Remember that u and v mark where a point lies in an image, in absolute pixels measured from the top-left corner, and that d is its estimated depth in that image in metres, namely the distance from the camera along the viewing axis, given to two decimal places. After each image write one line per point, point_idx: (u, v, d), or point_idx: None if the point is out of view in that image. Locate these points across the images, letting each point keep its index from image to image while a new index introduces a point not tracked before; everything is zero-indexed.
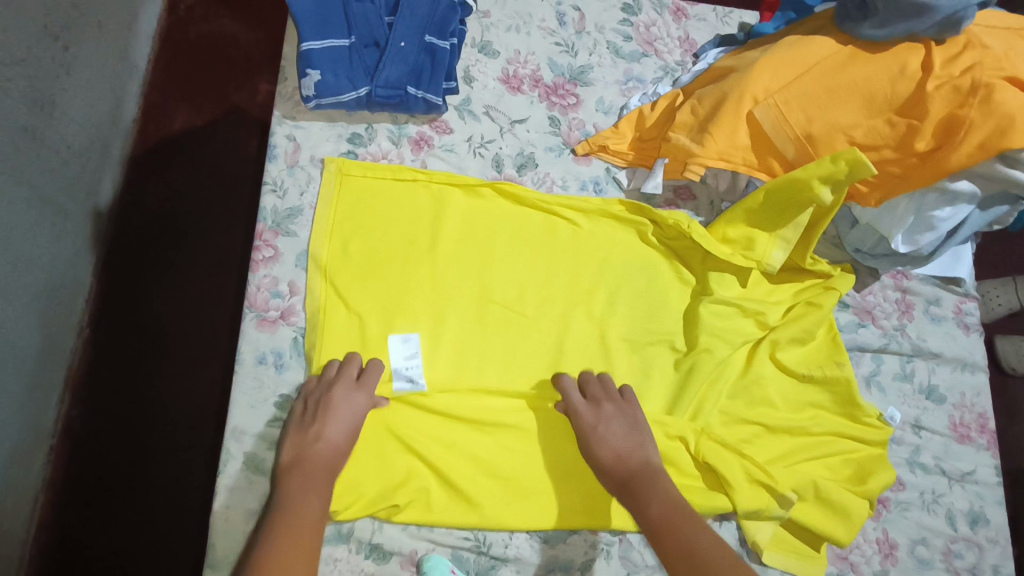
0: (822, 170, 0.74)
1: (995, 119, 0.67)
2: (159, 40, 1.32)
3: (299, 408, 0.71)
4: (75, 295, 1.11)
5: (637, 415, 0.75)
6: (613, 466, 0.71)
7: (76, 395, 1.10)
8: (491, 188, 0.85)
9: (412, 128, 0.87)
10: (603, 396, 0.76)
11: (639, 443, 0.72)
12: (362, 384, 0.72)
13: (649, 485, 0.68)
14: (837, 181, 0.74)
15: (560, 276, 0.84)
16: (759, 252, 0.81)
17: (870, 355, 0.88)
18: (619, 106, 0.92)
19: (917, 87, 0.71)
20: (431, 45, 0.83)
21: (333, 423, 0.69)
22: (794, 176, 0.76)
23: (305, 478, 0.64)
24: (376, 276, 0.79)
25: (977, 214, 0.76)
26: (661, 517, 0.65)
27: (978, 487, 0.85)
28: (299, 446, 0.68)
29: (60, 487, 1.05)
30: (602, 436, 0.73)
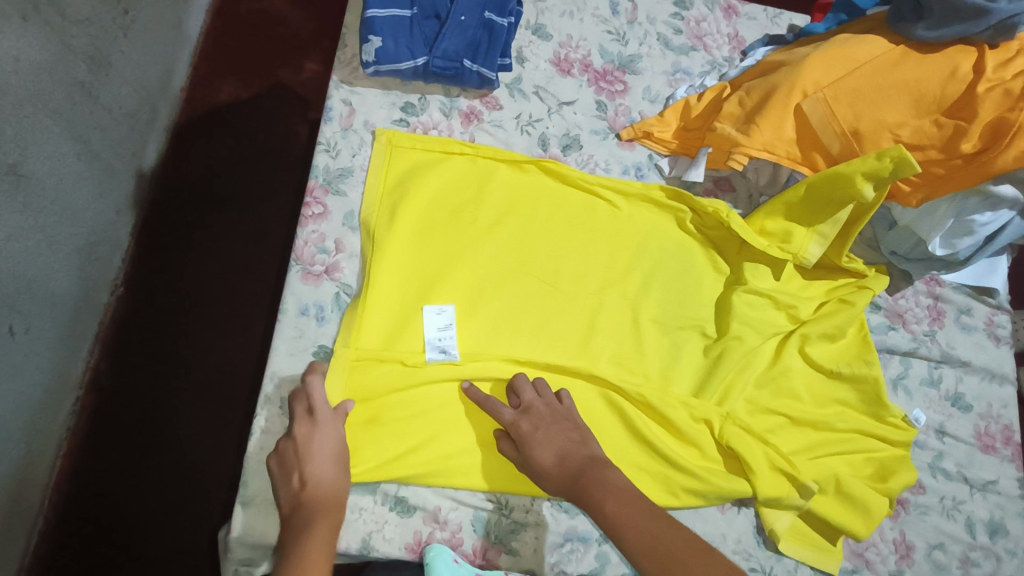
0: (866, 166, 0.75)
1: None
2: (214, 11, 1.37)
3: (276, 462, 0.68)
4: (114, 249, 1.14)
5: (572, 414, 0.76)
6: (555, 468, 0.71)
7: (105, 349, 1.12)
8: (537, 165, 0.87)
9: (463, 102, 0.89)
10: (537, 400, 0.75)
11: (577, 439, 0.73)
12: (325, 417, 0.70)
13: (596, 479, 0.69)
14: (880, 179, 0.75)
15: (595, 258, 0.85)
16: (796, 246, 0.82)
17: (899, 359, 0.88)
18: (666, 96, 0.93)
19: (966, 90, 0.73)
20: (489, 21, 0.85)
21: (312, 466, 0.66)
22: (837, 172, 0.77)
23: (304, 522, 0.63)
24: (421, 243, 0.82)
25: (1017, 222, 0.77)
26: (619, 511, 0.66)
27: (999, 497, 0.85)
28: (291, 496, 0.66)
29: (84, 436, 1.07)
30: (539, 442, 0.72)
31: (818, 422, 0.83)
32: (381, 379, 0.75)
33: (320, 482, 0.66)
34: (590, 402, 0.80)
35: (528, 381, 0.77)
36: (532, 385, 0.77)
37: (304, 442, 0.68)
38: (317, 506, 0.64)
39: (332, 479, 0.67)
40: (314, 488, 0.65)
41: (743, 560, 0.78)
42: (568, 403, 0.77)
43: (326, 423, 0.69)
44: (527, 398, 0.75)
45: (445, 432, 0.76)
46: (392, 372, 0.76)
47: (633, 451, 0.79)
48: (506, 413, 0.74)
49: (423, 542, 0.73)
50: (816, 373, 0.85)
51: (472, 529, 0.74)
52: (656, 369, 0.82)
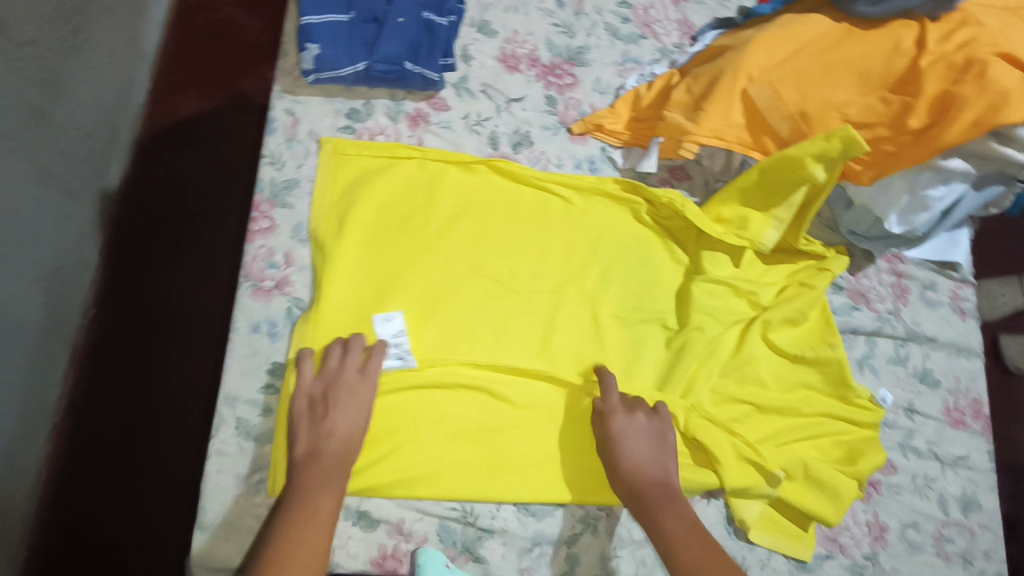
0: (816, 147, 0.74)
1: (989, 95, 0.65)
2: (170, 24, 1.34)
3: (304, 404, 0.70)
4: (81, 272, 1.12)
5: (665, 430, 0.75)
6: (635, 470, 0.72)
7: (81, 372, 1.11)
8: (487, 165, 0.85)
9: (409, 104, 0.87)
10: (639, 405, 0.76)
11: (659, 458, 0.73)
12: (366, 381, 0.72)
13: (666, 504, 0.70)
14: (830, 160, 0.74)
15: (552, 255, 0.83)
16: (752, 232, 0.81)
17: (864, 339, 0.87)
18: (616, 87, 0.92)
19: (910, 64, 0.71)
20: (428, 21, 0.83)
21: (343, 419, 0.70)
22: (788, 155, 0.76)
23: (321, 472, 0.66)
24: (373, 249, 0.81)
25: (971, 194, 0.76)
26: (678, 535, 0.67)
27: (971, 472, 0.85)
28: (313, 440, 0.68)
29: (62, 462, 1.05)
30: (627, 446, 0.73)
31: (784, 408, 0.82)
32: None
33: (343, 441, 0.69)
34: (551, 401, 0.79)
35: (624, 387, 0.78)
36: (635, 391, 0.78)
37: (337, 394, 0.71)
38: (334, 462, 0.67)
39: (355, 440, 0.70)
40: (333, 443, 0.68)
41: None
42: (665, 414, 0.77)
43: (363, 385, 0.72)
44: (632, 401, 0.77)
45: (404, 444, 0.74)
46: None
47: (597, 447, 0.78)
48: (605, 408, 0.75)
49: (389, 555, 0.72)
50: (780, 358, 0.84)
51: (439, 539, 0.73)
52: (619, 365, 0.81)
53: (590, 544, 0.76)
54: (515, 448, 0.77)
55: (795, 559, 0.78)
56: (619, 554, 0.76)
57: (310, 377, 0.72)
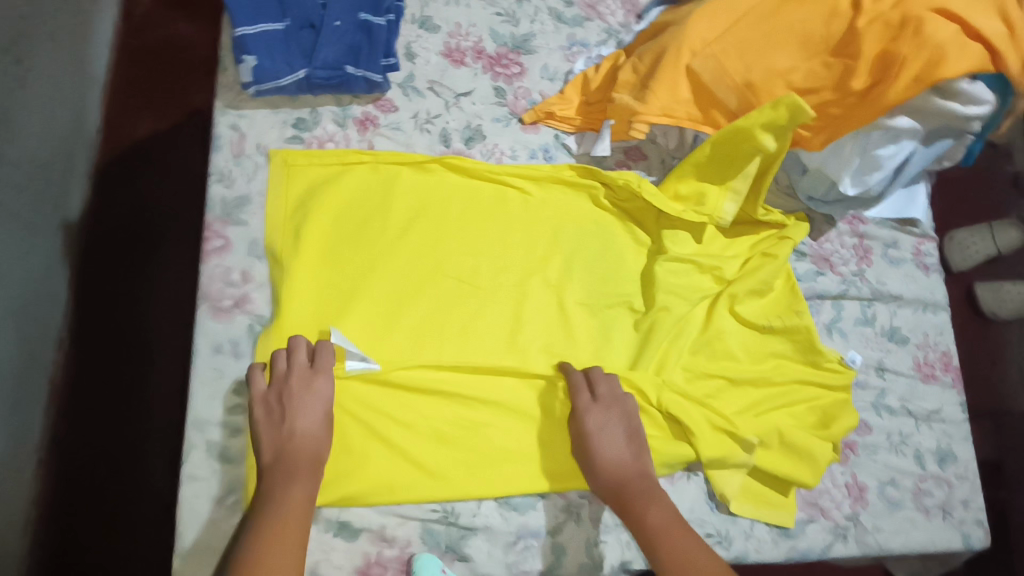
0: (763, 117, 0.73)
1: (927, 50, 0.65)
2: (117, 44, 1.28)
3: (263, 411, 0.70)
4: (52, 306, 1.07)
5: (630, 418, 0.75)
6: (609, 467, 0.72)
7: (60, 405, 1.06)
8: (440, 163, 0.84)
9: (356, 109, 0.85)
10: (610, 396, 0.75)
11: (626, 450, 0.73)
12: (320, 380, 0.72)
13: (646, 496, 0.70)
14: (779, 128, 0.74)
15: (513, 248, 0.83)
16: (710, 206, 0.81)
17: (831, 303, 0.88)
18: (565, 71, 0.91)
19: (848, 26, 0.71)
20: (366, 22, 0.80)
21: (303, 422, 0.69)
22: (737, 127, 0.75)
23: (285, 476, 0.66)
24: (330, 259, 0.79)
25: (921, 151, 0.77)
26: (662, 526, 0.68)
27: (944, 425, 0.86)
28: (275, 446, 0.68)
29: (52, 500, 1.02)
30: (601, 441, 0.73)
31: (758, 379, 0.82)
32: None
33: (308, 441, 0.69)
34: (525, 396, 0.79)
35: (602, 374, 0.77)
36: (607, 383, 0.77)
37: (292, 398, 0.70)
38: (300, 464, 0.67)
39: (319, 439, 0.70)
40: (296, 445, 0.68)
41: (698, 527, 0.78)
42: (632, 404, 0.76)
43: (319, 385, 0.71)
44: (602, 393, 0.76)
45: (378, 450, 0.74)
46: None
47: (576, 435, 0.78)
48: (581, 401, 0.75)
49: (373, 563, 0.72)
50: (750, 330, 0.84)
51: (422, 542, 0.73)
52: (589, 351, 0.81)
53: (574, 532, 0.76)
54: (491, 445, 0.76)
55: (777, 527, 0.79)
56: (603, 540, 0.76)
57: (264, 386, 0.71)
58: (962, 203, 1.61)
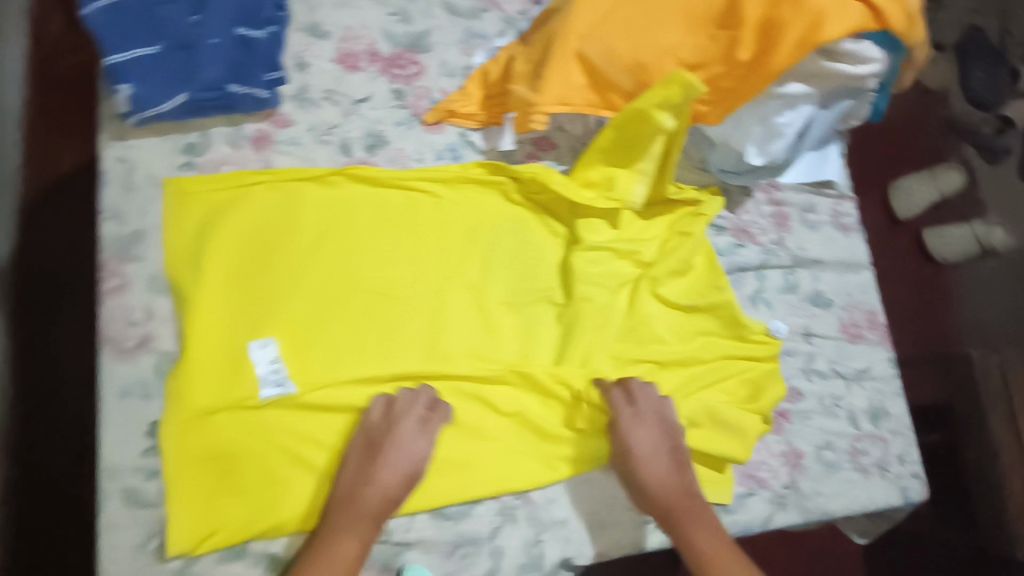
0: (657, 96, 0.72)
1: (806, 15, 0.64)
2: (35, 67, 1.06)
3: (361, 445, 0.72)
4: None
5: (677, 438, 0.77)
6: (660, 485, 0.74)
7: None
8: (343, 175, 0.81)
9: (250, 127, 0.82)
10: (648, 413, 0.76)
11: (679, 471, 0.76)
12: (423, 431, 0.73)
13: (693, 520, 0.72)
14: (676, 105, 0.72)
15: (427, 254, 0.80)
16: (620, 191, 0.80)
17: (754, 274, 0.88)
18: (464, 67, 0.88)
19: None
20: (243, 37, 0.77)
21: (389, 467, 0.71)
22: (634, 109, 0.74)
23: (353, 518, 0.69)
24: (235, 284, 0.77)
25: (820, 114, 0.76)
26: (709, 552, 0.70)
27: (875, 382, 0.87)
28: (352, 485, 0.70)
29: None
30: (648, 462, 0.75)
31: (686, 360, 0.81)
32: (225, 438, 0.72)
33: (386, 493, 0.70)
34: (451, 403, 0.77)
35: (659, 398, 0.78)
36: (645, 395, 0.77)
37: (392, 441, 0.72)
38: (372, 510, 0.69)
39: (401, 490, 0.71)
40: (379, 492, 0.70)
41: (636, 514, 0.78)
42: (671, 415, 0.77)
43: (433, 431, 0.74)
44: (643, 408, 0.76)
45: (301, 476, 0.73)
46: (231, 424, 0.73)
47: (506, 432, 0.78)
48: (624, 417, 0.76)
49: None
50: (676, 311, 0.83)
51: None
52: (513, 351, 0.80)
53: (512, 533, 0.75)
54: (421, 458, 0.75)
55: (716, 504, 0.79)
56: (543, 538, 0.76)
57: (376, 419, 0.74)
58: (902, 151, 1.60)
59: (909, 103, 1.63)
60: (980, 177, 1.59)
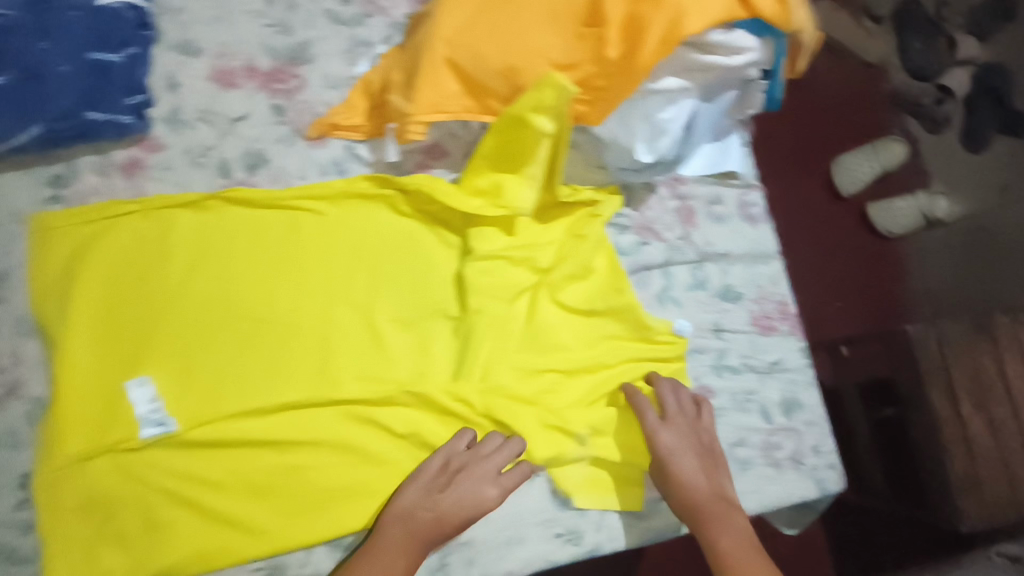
0: (531, 99, 0.69)
1: (667, 9, 0.63)
2: None
3: (437, 465, 0.74)
4: None
5: (713, 444, 0.79)
6: (696, 486, 0.75)
7: None
8: (220, 198, 0.78)
9: (119, 153, 0.78)
10: (681, 415, 0.78)
11: (715, 475, 0.77)
12: (491, 462, 0.74)
13: (719, 519, 0.73)
14: (549, 109, 0.69)
15: (310, 278, 0.78)
16: (509, 198, 0.76)
17: (659, 272, 0.85)
18: (348, 77, 0.84)
19: None
20: (96, 61, 0.74)
21: (455, 493, 0.72)
22: (511, 114, 0.71)
23: (400, 538, 0.69)
24: (106, 321, 0.74)
25: (705, 107, 0.75)
26: (733, 552, 0.71)
27: (789, 374, 0.85)
28: (414, 504, 0.72)
29: None
30: (681, 460, 0.75)
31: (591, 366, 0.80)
32: (101, 483, 0.70)
33: (440, 520, 0.71)
34: (344, 426, 0.76)
35: (664, 381, 0.80)
36: (679, 396, 0.79)
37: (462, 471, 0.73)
38: (423, 534, 0.70)
39: (473, 513, 0.72)
40: (438, 516, 0.71)
41: (547, 528, 0.77)
42: (706, 419, 0.79)
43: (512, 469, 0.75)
44: (689, 409, 0.79)
45: (186, 514, 0.72)
46: (107, 467, 0.70)
47: (403, 454, 0.77)
48: (649, 420, 0.77)
49: None
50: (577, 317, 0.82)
51: None
52: (409, 370, 0.78)
53: None
54: (309, 485, 0.74)
55: (628, 511, 0.79)
56: (448, 560, 0.75)
57: (459, 447, 0.75)
58: (844, 127, 1.57)
59: (850, 77, 1.60)
60: (923, 148, 1.58)
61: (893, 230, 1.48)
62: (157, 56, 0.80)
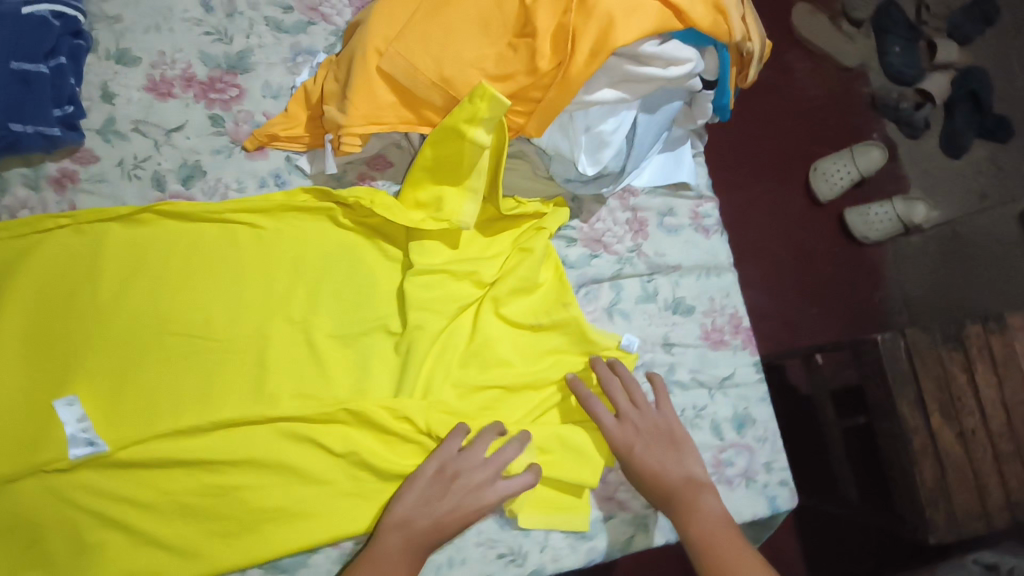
0: (466, 112, 0.67)
1: (595, 20, 0.63)
2: None
3: (433, 471, 0.71)
4: None
5: (674, 431, 0.77)
6: (660, 477, 0.74)
7: None
8: (153, 211, 0.75)
9: (50, 166, 0.76)
10: (632, 408, 0.76)
11: (681, 462, 0.75)
12: (487, 466, 0.71)
13: (691, 504, 0.72)
14: (485, 121, 0.67)
15: (246, 291, 0.75)
16: (449, 210, 0.74)
17: (608, 285, 0.85)
18: (290, 87, 0.84)
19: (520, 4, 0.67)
20: (21, 71, 0.71)
21: (457, 501, 0.69)
22: (445, 125, 0.69)
23: (404, 545, 0.67)
24: (32, 339, 0.70)
25: (645, 118, 0.74)
26: (704, 537, 0.69)
27: (740, 389, 0.85)
28: (415, 509, 0.69)
29: None
30: (640, 454, 0.75)
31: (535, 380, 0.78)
32: (23, 507, 0.65)
33: (440, 526, 0.69)
34: (279, 446, 0.72)
35: (605, 365, 0.78)
36: (638, 386, 0.78)
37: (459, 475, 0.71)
38: (425, 543, 0.68)
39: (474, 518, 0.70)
40: (440, 521, 0.69)
41: (488, 549, 0.75)
42: (665, 407, 0.79)
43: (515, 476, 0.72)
44: (641, 400, 0.78)
45: (114, 541, 0.67)
46: (34, 490, 0.65)
47: (341, 472, 0.73)
48: (606, 420, 0.76)
49: None
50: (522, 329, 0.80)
51: None
52: (347, 388, 0.76)
53: None
54: (244, 507, 0.70)
55: (573, 532, 0.78)
56: None
57: (456, 450, 0.72)
58: (821, 132, 1.52)
59: (829, 80, 1.54)
60: (902, 154, 1.53)
61: (869, 236, 1.45)
62: (90, 65, 0.79)
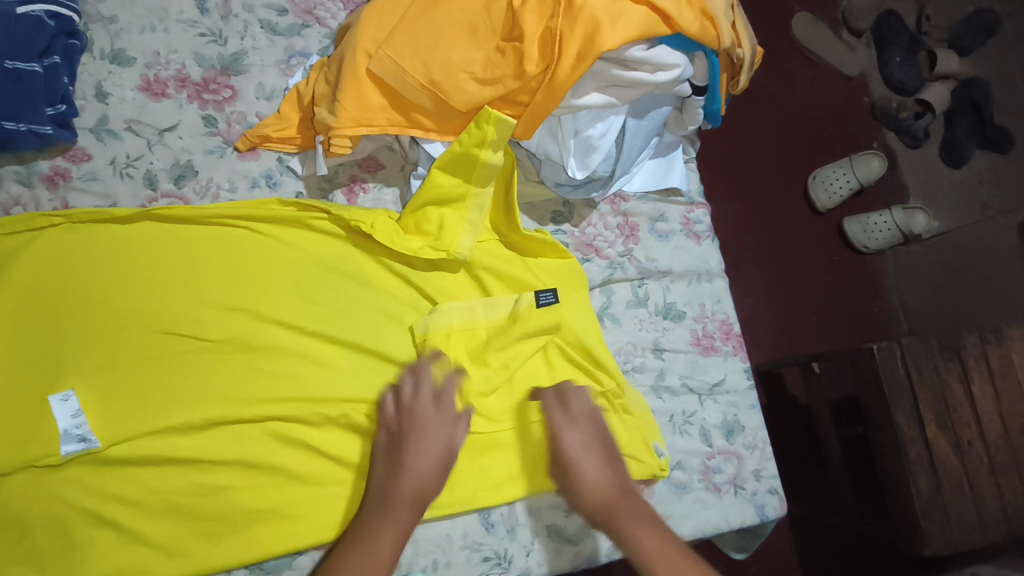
0: (472, 138, 0.69)
1: (581, 25, 0.63)
2: None
3: (385, 436, 0.71)
4: None
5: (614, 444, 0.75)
6: (596, 489, 0.70)
7: None
8: (149, 216, 0.73)
9: (43, 164, 0.77)
10: (585, 412, 0.76)
11: (619, 475, 0.72)
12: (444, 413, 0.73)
13: (632, 517, 0.67)
14: (492, 145, 0.70)
15: (238, 294, 0.74)
16: (446, 240, 0.75)
17: (599, 290, 0.86)
18: (283, 88, 0.84)
19: (508, 7, 0.67)
20: (13, 69, 0.71)
21: (420, 450, 0.70)
22: (453, 151, 0.71)
23: (384, 507, 0.67)
24: (26, 332, 0.68)
25: (633, 122, 0.74)
26: (650, 550, 0.64)
27: (729, 395, 0.86)
28: (385, 478, 0.69)
29: None
30: (581, 458, 0.72)
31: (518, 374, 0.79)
32: (14, 499, 0.64)
33: (417, 483, 0.68)
34: (271, 447, 0.72)
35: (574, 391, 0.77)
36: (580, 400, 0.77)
37: (405, 428, 0.71)
38: (406, 499, 0.67)
39: (444, 463, 0.71)
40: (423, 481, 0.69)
41: (474, 552, 0.75)
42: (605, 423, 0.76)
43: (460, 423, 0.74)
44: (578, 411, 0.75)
45: (103, 537, 0.66)
46: (25, 485, 0.65)
47: (333, 475, 0.74)
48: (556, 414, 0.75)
49: None
50: (512, 321, 0.78)
51: None
52: (337, 389, 0.76)
53: None
54: (235, 507, 0.70)
55: (559, 536, 0.78)
56: None
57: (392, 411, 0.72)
58: (821, 140, 1.52)
59: (830, 89, 1.55)
60: (902, 163, 1.53)
61: (871, 247, 1.44)
62: (84, 64, 0.79)
